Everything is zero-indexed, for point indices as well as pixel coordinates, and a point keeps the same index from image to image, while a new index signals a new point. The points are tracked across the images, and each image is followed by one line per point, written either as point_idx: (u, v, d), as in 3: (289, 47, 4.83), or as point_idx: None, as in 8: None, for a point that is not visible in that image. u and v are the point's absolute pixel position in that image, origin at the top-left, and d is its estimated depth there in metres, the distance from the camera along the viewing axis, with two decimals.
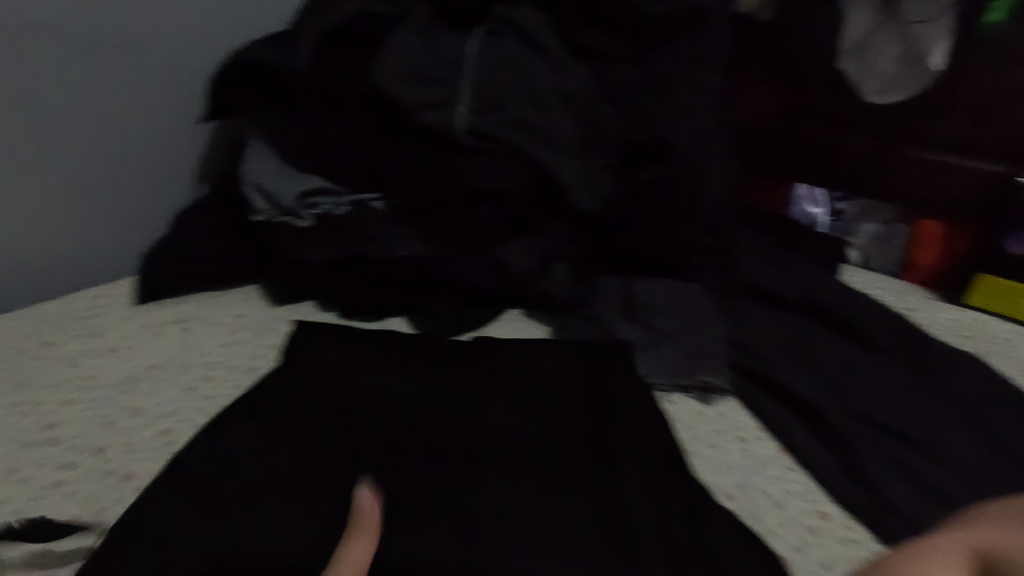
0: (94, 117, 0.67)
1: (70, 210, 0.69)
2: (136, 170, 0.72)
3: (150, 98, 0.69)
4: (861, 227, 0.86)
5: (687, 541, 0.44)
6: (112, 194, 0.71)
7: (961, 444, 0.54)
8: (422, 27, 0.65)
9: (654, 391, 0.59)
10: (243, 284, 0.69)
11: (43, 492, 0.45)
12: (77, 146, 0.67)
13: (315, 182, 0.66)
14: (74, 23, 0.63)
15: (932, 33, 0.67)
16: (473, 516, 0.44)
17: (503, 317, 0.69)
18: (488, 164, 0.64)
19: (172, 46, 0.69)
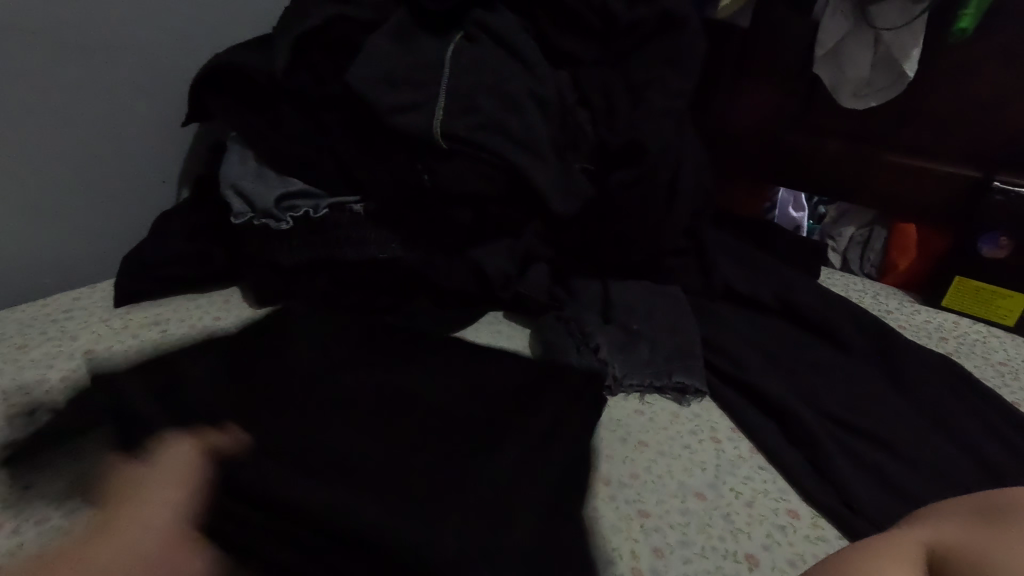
0: (73, 120, 0.67)
1: (49, 212, 0.69)
2: (116, 172, 0.72)
3: (130, 101, 0.70)
4: (841, 230, 0.92)
5: (652, 541, 0.45)
6: (92, 195, 0.71)
7: (928, 445, 0.55)
8: (398, 32, 0.66)
9: (629, 391, 0.59)
10: (224, 286, 0.70)
11: (12, 492, 0.45)
12: (56, 147, 0.67)
13: (294, 186, 0.66)
14: (53, 26, 0.62)
15: (904, 40, 0.68)
16: None
17: (482, 319, 0.70)
18: (464, 167, 0.64)
19: (152, 49, 0.69)
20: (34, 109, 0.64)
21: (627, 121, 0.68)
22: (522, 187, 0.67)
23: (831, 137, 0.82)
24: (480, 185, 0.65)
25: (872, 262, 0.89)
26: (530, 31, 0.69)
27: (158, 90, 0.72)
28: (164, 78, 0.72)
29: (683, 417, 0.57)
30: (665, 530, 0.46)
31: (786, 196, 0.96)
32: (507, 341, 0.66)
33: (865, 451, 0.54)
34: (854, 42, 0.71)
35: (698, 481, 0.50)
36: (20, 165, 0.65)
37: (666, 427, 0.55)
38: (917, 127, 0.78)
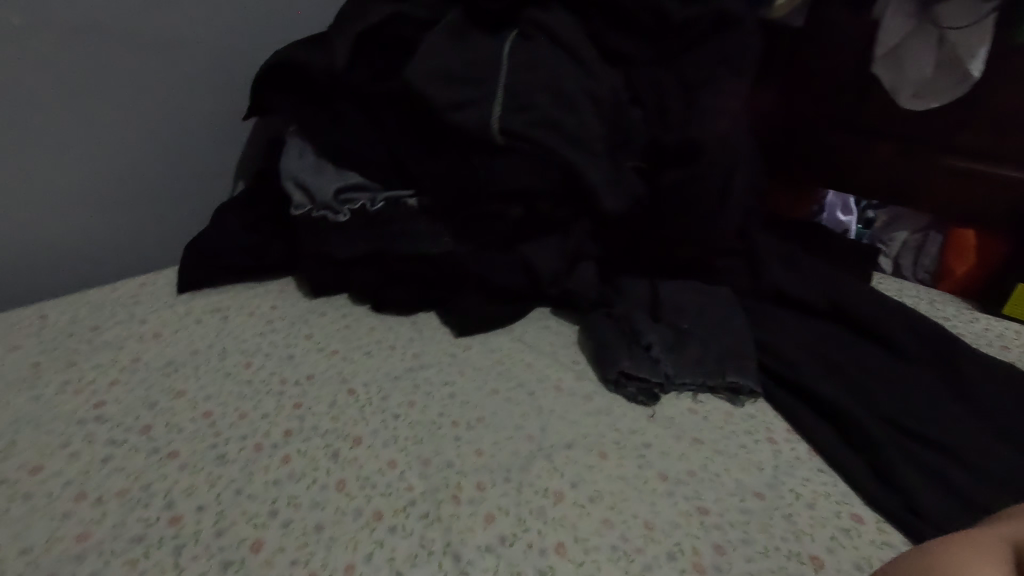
0: (141, 111, 0.70)
1: (116, 200, 0.72)
2: (179, 163, 0.75)
3: (194, 94, 0.72)
4: (892, 235, 0.89)
5: (712, 539, 0.44)
6: (156, 185, 0.74)
7: (995, 452, 0.53)
8: (454, 29, 0.67)
9: (680, 390, 0.58)
10: (280, 277, 0.72)
11: (92, 465, 0.47)
12: (124, 137, 0.70)
13: (351, 179, 0.67)
14: (127, 21, 0.65)
15: (971, 39, 0.67)
16: (500, 505, 0.45)
17: (531, 315, 0.70)
18: (517, 162, 0.65)
19: (216, 45, 0.72)
20: (98, 99, 0.67)
21: (681, 120, 0.67)
22: (574, 184, 0.67)
23: (887, 140, 0.81)
24: (530, 181, 0.65)
25: (925, 267, 0.86)
26: (583, 28, 0.69)
27: (217, 85, 0.74)
28: (226, 73, 0.74)
29: (737, 419, 0.56)
30: (725, 528, 0.45)
31: (835, 199, 0.94)
32: (556, 336, 0.67)
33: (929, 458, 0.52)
34: (916, 42, 0.70)
35: (756, 481, 0.49)
36: (84, 153, 0.68)
37: (720, 428, 0.55)
38: (980, 129, 0.76)
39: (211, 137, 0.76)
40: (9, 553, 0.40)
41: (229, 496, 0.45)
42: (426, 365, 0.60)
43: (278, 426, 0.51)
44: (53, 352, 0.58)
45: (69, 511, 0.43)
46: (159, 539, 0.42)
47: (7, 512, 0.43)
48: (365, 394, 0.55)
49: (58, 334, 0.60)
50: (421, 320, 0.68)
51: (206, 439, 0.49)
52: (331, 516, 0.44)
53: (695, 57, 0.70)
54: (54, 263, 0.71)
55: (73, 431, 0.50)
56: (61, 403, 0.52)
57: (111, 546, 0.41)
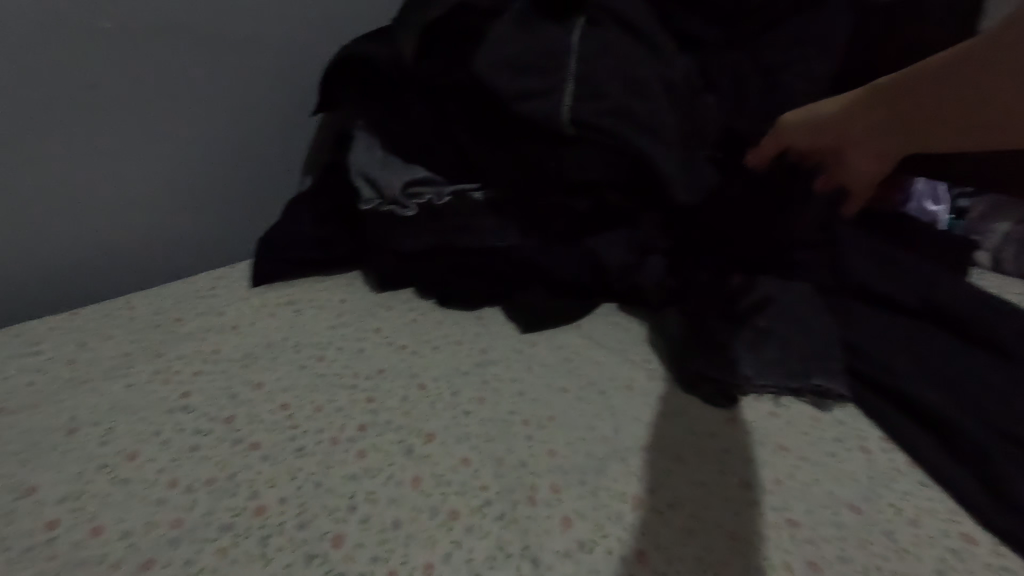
0: (216, 109, 0.72)
1: (192, 196, 0.74)
2: (249, 159, 0.77)
3: (264, 92, 0.74)
4: (990, 227, 0.84)
5: (803, 552, 0.42)
6: (228, 181, 0.76)
7: None
8: (522, 18, 0.65)
9: (760, 393, 0.56)
10: (347, 271, 0.73)
11: (182, 453, 0.48)
12: (199, 135, 0.72)
13: (418, 173, 0.67)
14: (203, 21, 0.67)
15: None
16: (577, 509, 0.44)
17: (598, 311, 0.69)
18: (589, 155, 0.63)
19: (286, 42, 0.73)
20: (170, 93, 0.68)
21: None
22: (645, 175, 0.64)
23: None
24: (600, 172, 0.63)
25: None
26: (656, 11, 0.66)
27: (284, 81, 0.75)
28: (295, 69, 0.75)
29: (825, 426, 0.53)
30: (819, 541, 0.43)
31: (924, 187, 0.87)
32: (625, 333, 0.65)
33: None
34: None
35: (851, 492, 0.46)
36: (164, 152, 0.70)
37: (807, 436, 0.52)
38: None
39: (280, 133, 0.77)
40: (111, 535, 0.43)
41: (310, 488, 0.46)
42: (494, 361, 0.59)
43: (353, 419, 0.52)
44: (142, 343, 0.61)
45: (162, 498, 0.45)
46: (246, 529, 0.43)
47: (107, 496, 0.45)
48: (435, 389, 0.55)
49: (146, 325, 0.63)
50: (486, 315, 0.68)
51: (286, 431, 0.51)
52: (408, 513, 0.44)
53: (777, 41, 0.66)
54: (136, 259, 0.73)
55: (163, 419, 0.52)
56: (150, 392, 0.54)
57: (202, 533, 0.43)
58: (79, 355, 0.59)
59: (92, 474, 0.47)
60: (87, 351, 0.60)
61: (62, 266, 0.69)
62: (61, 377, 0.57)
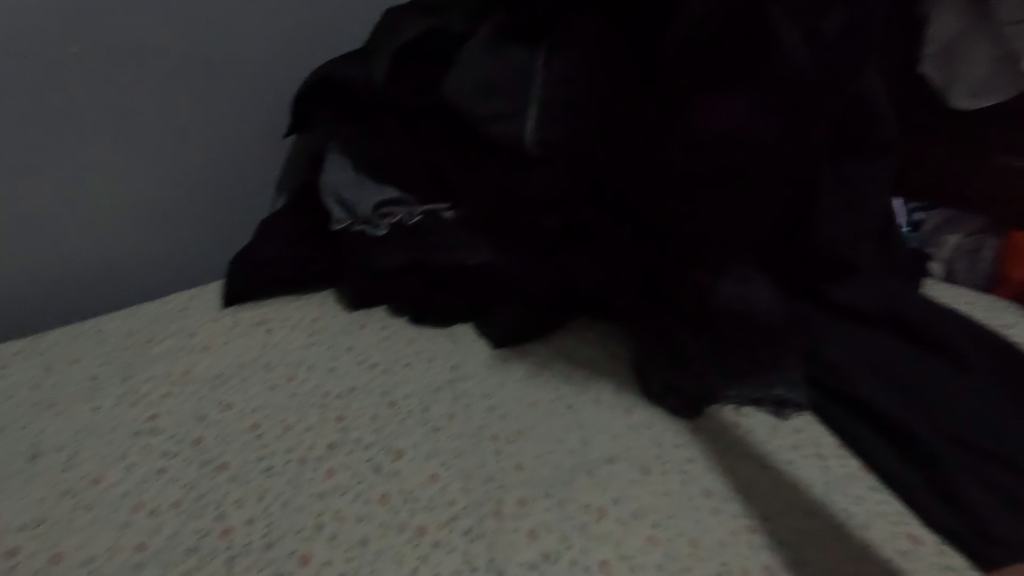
0: (188, 130, 0.72)
1: (163, 216, 0.74)
2: (223, 179, 0.77)
3: (238, 114, 0.75)
4: (942, 239, 0.86)
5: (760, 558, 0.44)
6: (201, 202, 0.76)
7: None
8: (491, 42, 0.67)
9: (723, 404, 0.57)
10: (320, 289, 0.74)
11: (149, 476, 0.48)
12: (170, 156, 0.72)
13: (390, 193, 0.68)
14: (175, 44, 0.68)
15: None
16: (543, 521, 0.45)
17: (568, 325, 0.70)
18: (555, 175, 0.64)
19: (260, 66, 0.74)
20: (138, 110, 0.69)
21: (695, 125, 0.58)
22: (610, 193, 0.65)
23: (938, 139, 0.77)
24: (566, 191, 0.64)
25: (979, 271, 0.84)
26: None
27: (259, 103, 0.76)
28: (270, 92, 0.76)
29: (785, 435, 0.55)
30: (775, 547, 0.45)
31: (880, 203, 0.91)
32: (594, 347, 0.66)
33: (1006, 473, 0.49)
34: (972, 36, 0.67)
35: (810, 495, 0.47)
36: (134, 172, 0.71)
37: (767, 444, 0.53)
38: None
39: (255, 154, 0.78)
40: (74, 561, 0.42)
41: (277, 507, 0.46)
42: (465, 377, 0.60)
43: (323, 438, 0.52)
44: (110, 365, 0.60)
45: (128, 522, 0.45)
46: (212, 551, 0.43)
47: (71, 521, 0.45)
48: (406, 406, 0.56)
49: (115, 347, 0.63)
50: (458, 331, 0.69)
51: (255, 451, 0.51)
52: (377, 530, 0.44)
53: None
54: (105, 279, 0.74)
55: (131, 442, 0.52)
56: (117, 414, 0.54)
57: (168, 556, 0.43)
58: (45, 379, 0.58)
59: (56, 499, 0.47)
60: (53, 373, 0.59)
61: (27, 281, 0.69)
62: (27, 399, 0.56)
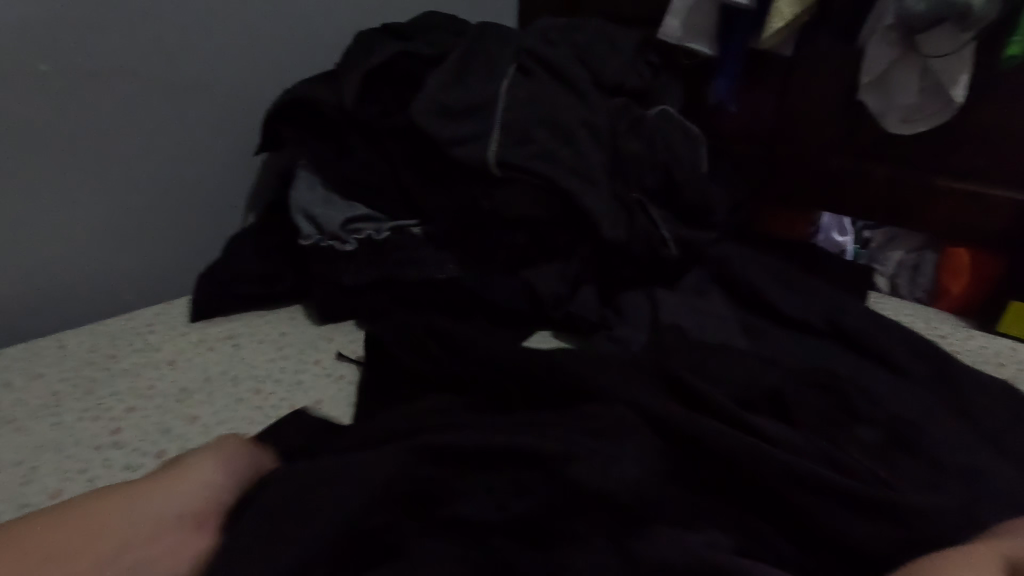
0: (161, 149, 0.73)
1: (132, 235, 0.74)
2: (192, 197, 0.78)
3: (211, 133, 0.77)
4: (887, 256, 0.92)
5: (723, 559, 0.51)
6: (170, 219, 0.77)
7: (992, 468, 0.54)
8: (457, 66, 0.70)
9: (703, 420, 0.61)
10: (289, 304, 0.75)
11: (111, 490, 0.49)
12: (142, 174, 0.73)
13: (360, 210, 0.70)
14: (150, 65, 0.70)
15: (953, 66, 0.70)
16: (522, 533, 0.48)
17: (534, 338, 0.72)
18: (521, 193, 0.67)
19: (233, 87, 0.76)
20: (109, 130, 0.69)
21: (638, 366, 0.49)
22: (573, 211, 0.68)
23: (878, 161, 0.83)
24: (532, 210, 0.67)
25: (922, 286, 0.88)
26: (581, 63, 0.73)
27: (231, 122, 0.78)
28: (243, 112, 0.78)
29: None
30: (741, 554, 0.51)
31: (831, 221, 0.97)
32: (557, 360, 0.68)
33: (925, 473, 0.51)
34: (902, 67, 0.73)
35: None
36: (105, 189, 0.71)
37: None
38: (966, 152, 0.78)
39: (226, 172, 0.79)
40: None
41: None
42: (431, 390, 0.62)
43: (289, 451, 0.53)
44: (71, 380, 0.60)
45: None
46: None
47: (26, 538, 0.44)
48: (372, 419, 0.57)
49: (77, 363, 0.62)
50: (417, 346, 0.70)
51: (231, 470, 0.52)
52: None
53: (671, 93, 0.76)
54: (67, 298, 0.72)
55: (93, 456, 0.52)
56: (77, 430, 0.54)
57: None
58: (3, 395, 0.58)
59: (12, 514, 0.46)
60: (12, 390, 0.58)
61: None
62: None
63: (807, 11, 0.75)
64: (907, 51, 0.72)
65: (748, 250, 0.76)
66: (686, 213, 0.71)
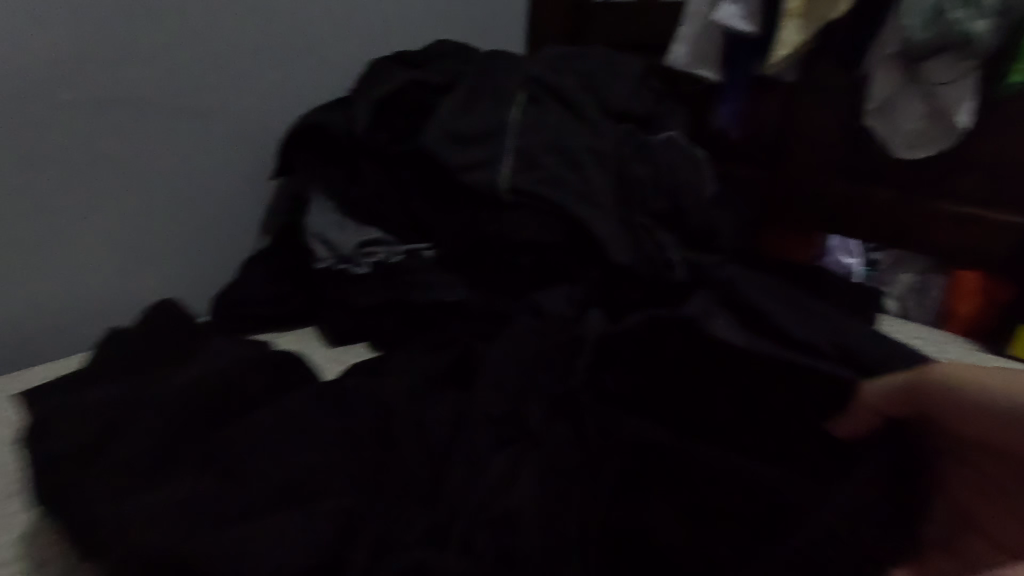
0: (134, 180, 0.72)
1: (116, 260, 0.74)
2: (178, 224, 0.77)
3: (198, 159, 0.76)
4: (896, 278, 0.95)
5: None
6: (150, 245, 0.76)
7: None
8: (465, 94, 0.72)
9: None
10: (300, 325, 0.76)
11: None
12: (111, 200, 0.71)
13: (371, 234, 0.71)
14: (129, 88, 0.69)
15: (955, 94, 0.72)
16: None
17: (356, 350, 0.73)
18: (530, 219, 0.67)
19: (234, 120, 0.78)
20: (182, 178, 0.76)
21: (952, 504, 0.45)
22: (580, 236, 0.68)
23: (884, 185, 0.84)
24: (542, 234, 0.67)
25: (930, 308, 0.90)
26: (587, 89, 0.74)
27: (233, 154, 0.79)
28: (244, 143, 0.80)
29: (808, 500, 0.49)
30: None
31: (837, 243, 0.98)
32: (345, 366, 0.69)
33: None
34: (906, 94, 0.75)
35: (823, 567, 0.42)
36: (69, 223, 0.69)
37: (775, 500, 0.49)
38: (972, 175, 0.80)
39: (222, 204, 0.80)
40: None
41: None
42: None
43: None
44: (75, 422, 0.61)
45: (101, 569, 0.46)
46: None
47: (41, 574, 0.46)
48: None
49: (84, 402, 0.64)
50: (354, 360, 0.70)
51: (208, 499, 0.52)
52: None
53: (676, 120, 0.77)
54: (30, 338, 0.71)
55: None
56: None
57: None
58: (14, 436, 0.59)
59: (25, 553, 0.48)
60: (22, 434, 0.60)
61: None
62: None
63: (810, 40, 0.77)
64: (911, 78, 0.74)
65: (752, 272, 0.76)
66: (691, 236, 0.72)
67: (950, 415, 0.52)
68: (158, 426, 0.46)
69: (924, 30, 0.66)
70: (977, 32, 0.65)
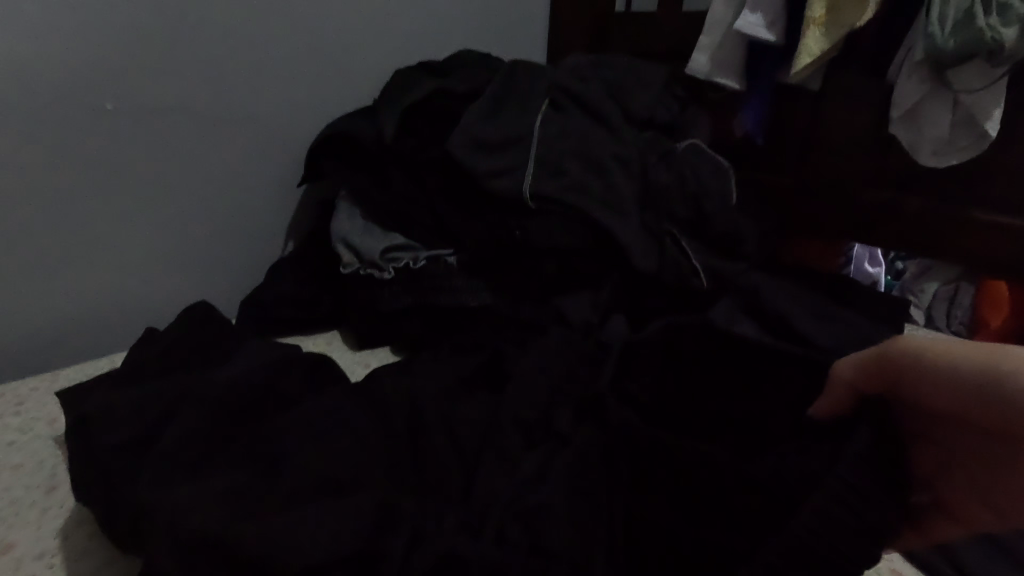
0: (173, 180, 0.74)
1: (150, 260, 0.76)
2: (211, 225, 0.79)
3: (233, 162, 0.78)
4: (923, 287, 0.94)
5: None
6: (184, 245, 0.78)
7: None
8: (489, 101, 0.72)
9: None
10: (325, 329, 0.77)
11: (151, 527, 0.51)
12: (150, 199, 0.73)
13: (396, 240, 0.71)
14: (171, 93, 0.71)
15: (983, 101, 0.71)
16: None
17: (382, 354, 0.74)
18: (554, 225, 0.68)
19: (268, 125, 0.80)
20: (216, 181, 0.78)
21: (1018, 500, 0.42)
22: (603, 242, 0.68)
23: (911, 194, 0.84)
24: (566, 240, 0.68)
25: (959, 319, 0.90)
26: (610, 97, 0.75)
27: (265, 158, 0.81)
28: (276, 148, 0.81)
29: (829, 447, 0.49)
30: None
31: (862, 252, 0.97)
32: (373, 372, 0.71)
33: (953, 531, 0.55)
34: (932, 102, 0.74)
35: None
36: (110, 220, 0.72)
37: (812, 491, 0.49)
38: (1001, 183, 0.79)
39: (254, 208, 0.82)
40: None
41: None
42: None
43: None
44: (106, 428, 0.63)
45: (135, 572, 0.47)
46: None
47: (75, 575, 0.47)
48: None
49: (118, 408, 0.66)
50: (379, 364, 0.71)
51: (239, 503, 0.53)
52: None
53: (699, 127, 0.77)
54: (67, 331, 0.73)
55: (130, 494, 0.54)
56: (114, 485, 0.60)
57: None
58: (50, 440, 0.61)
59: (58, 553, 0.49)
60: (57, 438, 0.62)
61: (4, 345, 0.69)
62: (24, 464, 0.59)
63: (835, 47, 0.77)
64: (937, 86, 0.73)
65: (777, 280, 0.76)
66: (714, 243, 0.71)
67: (950, 405, 0.41)
68: (192, 428, 0.47)
69: (950, 36, 0.67)
70: (1009, 39, 0.64)
